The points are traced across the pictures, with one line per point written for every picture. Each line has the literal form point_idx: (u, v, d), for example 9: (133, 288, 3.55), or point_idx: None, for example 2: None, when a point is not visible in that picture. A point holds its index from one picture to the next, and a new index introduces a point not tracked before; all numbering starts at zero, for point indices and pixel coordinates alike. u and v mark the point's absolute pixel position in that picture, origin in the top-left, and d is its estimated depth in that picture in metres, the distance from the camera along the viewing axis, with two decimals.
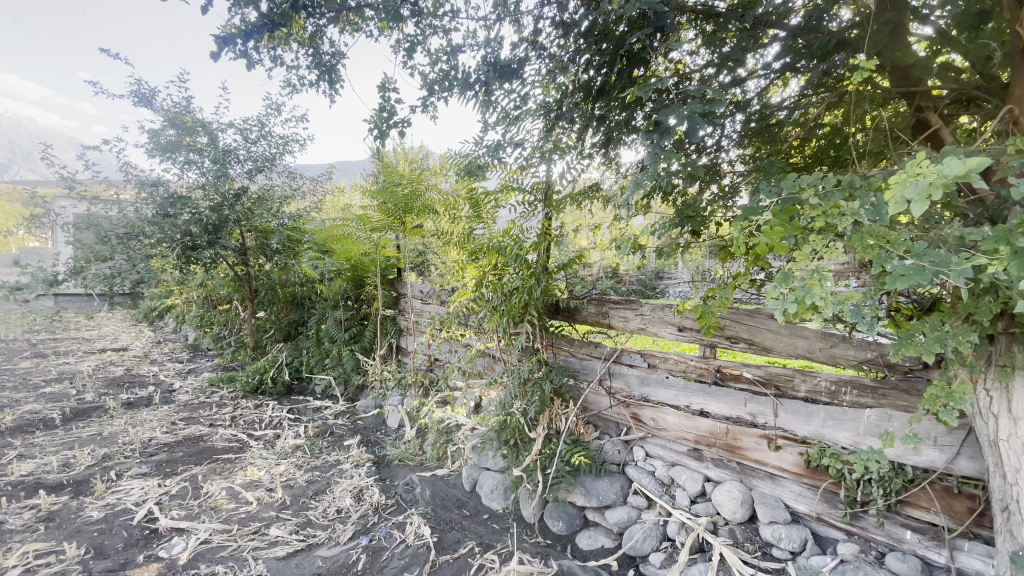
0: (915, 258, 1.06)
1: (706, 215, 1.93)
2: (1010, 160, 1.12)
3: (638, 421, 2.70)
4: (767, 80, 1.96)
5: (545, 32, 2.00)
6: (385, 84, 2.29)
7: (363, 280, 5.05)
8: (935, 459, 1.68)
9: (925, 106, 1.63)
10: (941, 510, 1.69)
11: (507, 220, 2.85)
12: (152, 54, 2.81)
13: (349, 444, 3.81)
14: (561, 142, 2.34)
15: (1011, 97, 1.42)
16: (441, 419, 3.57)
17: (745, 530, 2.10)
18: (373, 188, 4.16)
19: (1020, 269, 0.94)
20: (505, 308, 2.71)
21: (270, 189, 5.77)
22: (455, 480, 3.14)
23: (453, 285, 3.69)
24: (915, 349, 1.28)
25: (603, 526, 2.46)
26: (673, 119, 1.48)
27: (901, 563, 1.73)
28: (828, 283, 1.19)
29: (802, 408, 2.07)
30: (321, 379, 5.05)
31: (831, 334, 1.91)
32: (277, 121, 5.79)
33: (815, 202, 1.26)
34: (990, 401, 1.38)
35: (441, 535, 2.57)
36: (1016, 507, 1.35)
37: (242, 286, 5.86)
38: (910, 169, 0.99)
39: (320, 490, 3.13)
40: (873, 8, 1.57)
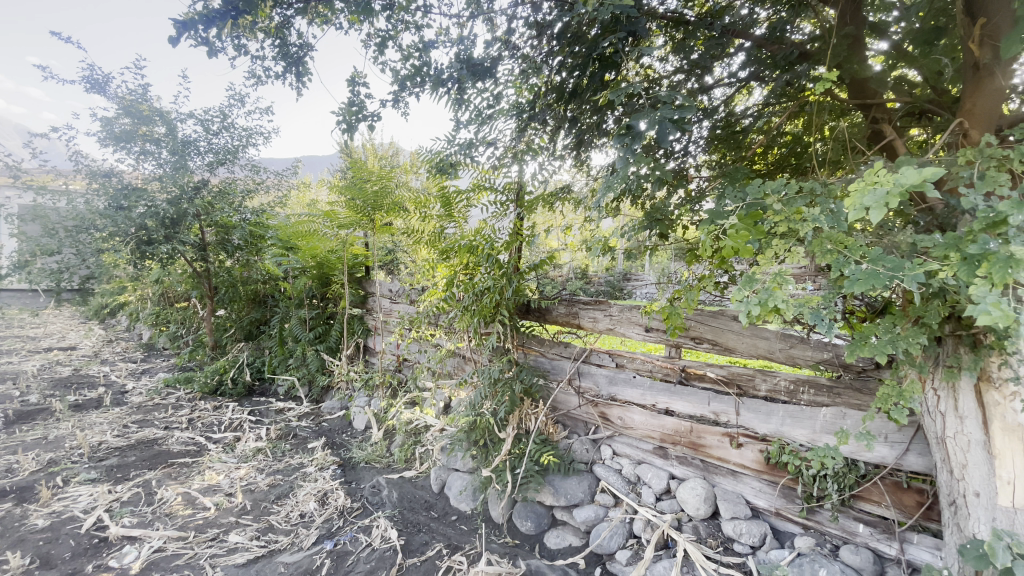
0: (871, 262, 1.11)
1: (674, 218, 1.97)
2: (959, 171, 1.18)
3: (606, 420, 2.73)
4: (732, 89, 2.02)
5: (518, 32, 1.97)
6: (354, 79, 2.27)
7: (330, 278, 4.95)
8: (885, 455, 1.77)
9: (881, 118, 1.72)
10: (891, 504, 1.77)
11: (478, 220, 2.84)
12: (106, 37, 2.67)
13: (313, 447, 3.72)
14: (533, 143, 2.39)
15: (962, 112, 1.51)
16: (409, 420, 3.53)
17: (708, 526, 2.16)
18: (341, 184, 4.08)
19: (968, 274, 1.00)
20: (476, 308, 2.71)
21: (232, 183, 5.57)
22: (422, 482, 3.11)
23: (423, 284, 3.65)
24: (869, 350, 1.34)
25: (571, 525, 2.48)
26: (644, 124, 1.51)
27: (854, 556, 1.80)
28: (789, 286, 1.23)
29: (762, 407, 2.14)
30: (285, 379, 4.90)
31: (790, 335, 1.98)
32: (240, 112, 5.61)
33: (778, 208, 1.30)
34: (938, 400, 1.46)
35: (409, 538, 2.54)
36: (963, 501, 1.43)
37: (201, 283, 5.63)
38: (868, 177, 1.03)
39: (283, 495, 3.04)
40: (835, 20, 1.65)
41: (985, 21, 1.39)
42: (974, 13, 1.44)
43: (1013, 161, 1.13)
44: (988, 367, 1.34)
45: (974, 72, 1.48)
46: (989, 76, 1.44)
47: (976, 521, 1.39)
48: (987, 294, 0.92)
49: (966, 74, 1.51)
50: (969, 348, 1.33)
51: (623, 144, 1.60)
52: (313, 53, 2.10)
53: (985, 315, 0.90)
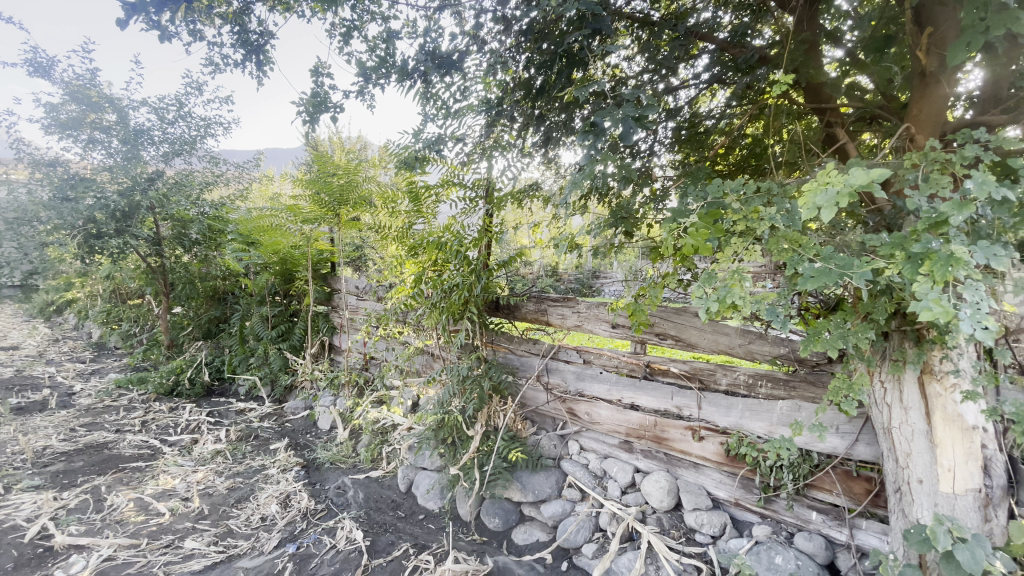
0: (823, 261, 1.15)
1: (638, 216, 2.00)
2: (906, 173, 1.24)
3: (573, 415, 2.75)
4: (698, 91, 2.07)
5: (486, 26, 1.90)
6: (318, 69, 2.12)
7: (293, 274, 4.83)
8: (837, 446, 1.86)
9: (834, 122, 1.79)
10: (842, 492, 1.86)
11: (447, 216, 2.82)
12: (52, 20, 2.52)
13: (275, 448, 3.61)
14: (502, 139, 2.39)
15: (909, 118, 1.59)
16: (376, 419, 3.47)
17: (671, 517, 2.21)
18: (305, 177, 3.97)
19: (912, 271, 1.04)
20: (444, 305, 2.68)
21: (189, 175, 5.37)
22: (389, 481, 3.06)
23: (391, 281, 3.58)
24: (822, 345, 1.39)
25: (538, 520, 2.50)
26: (608, 122, 1.55)
27: (808, 543, 1.88)
28: (747, 283, 1.27)
29: (723, 401, 2.20)
30: (245, 379, 4.73)
31: (749, 331, 2.04)
32: (197, 101, 5.42)
33: (737, 207, 1.33)
34: (885, 392, 1.53)
35: (374, 538, 2.50)
36: (907, 488, 1.51)
37: (155, 279, 5.36)
38: (820, 178, 1.07)
39: (243, 498, 2.94)
40: (794, 25, 1.71)
41: (932, 31, 1.46)
42: (922, 23, 1.51)
43: (954, 164, 1.19)
44: (930, 360, 1.42)
45: (920, 79, 1.55)
46: (935, 82, 1.52)
47: (919, 506, 1.47)
48: (929, 291, 0.97)
49: (913, 81, 1.59)
50: (913, 343, 1.40)
51: (587, 142, 1.63)
52: (275, 41, 2.04)
53: (927, 311, 0.96)
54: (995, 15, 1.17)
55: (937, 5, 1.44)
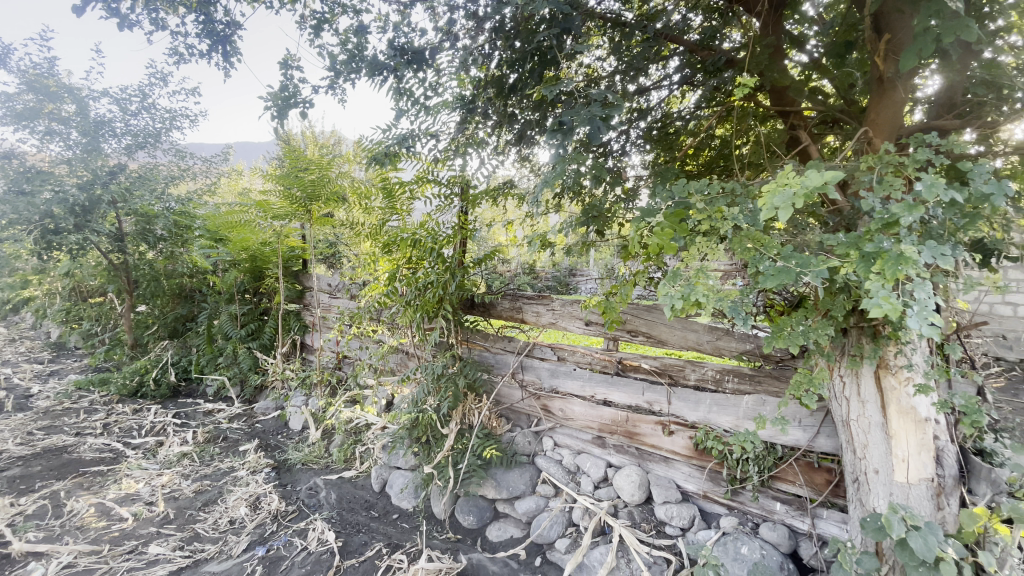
0: (784, 259, 1.19)
1: (610, 215, 2.03)
2: (862, 175, 1.29)
3: (547, 412, 2.76)
4: (669, 91, 2.10)
5: (460, 23, 1.87)
6: (288, 62, 2.04)
7: (263, 272, 4.73)
8: (799, 438, 1.92)
9: (798, 125, 1.85)
10: (804, 483, 1.92)
11: (422, 213, 2.81)
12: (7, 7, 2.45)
13: (245, 449, 3.53)
14: (477, 136, 2.32)
15: (867, 122, 1.65)
16: (349, 419, 3.42)
17: (642, 511, 2.24)
18: (276, 172, 3.88)
19: (865, 270, 1.09)
20: (419, 303, 2.67)
21: (154, 168, 5.19)
22: (363, 481, 3.02)
23: (364, 279, 3.54)
24: (784, 341, 1.44)
25: (512, 517, 2.51)
26: (576, 121, 1.57)
27: (772, 532, 1.94)
28: (710, 280, 1.31)
29: (692, 395, 2.25)
30: (213, 379, 4.59)
31: (717, 327, 2.10)
32: (162, 92, 5.27)
33: (701, 207, 1.36)
34: (844, 386, 1.59)
35: (347, 539, 2.47)
36: (864, 479, 1.57)
37: (117, 276, 5.04)
38: (779, 179, 1.10)
39: (211, 501, 2.87)
40: (758, 30, 1.78)
41: (889, 37, 1.51)
42: (881, 29, 1.56)
43: (907, 167, 1.24)
44: (886, 355, 1.48)
45: (878, 85, 1.62)
46: (891, 88, 1.58)
47: (876, 496, 1.53)
48: (880, 288, 1.02)
49: (872, 86, 1.65)
50: (870, 339, 1.46)
51: (556, 141, 1.65)
52: (241, 31, 1.97)
53: (877, 307, 1.00)
54: (945, 24, 1.23)
55: (894, 13, 1.49)
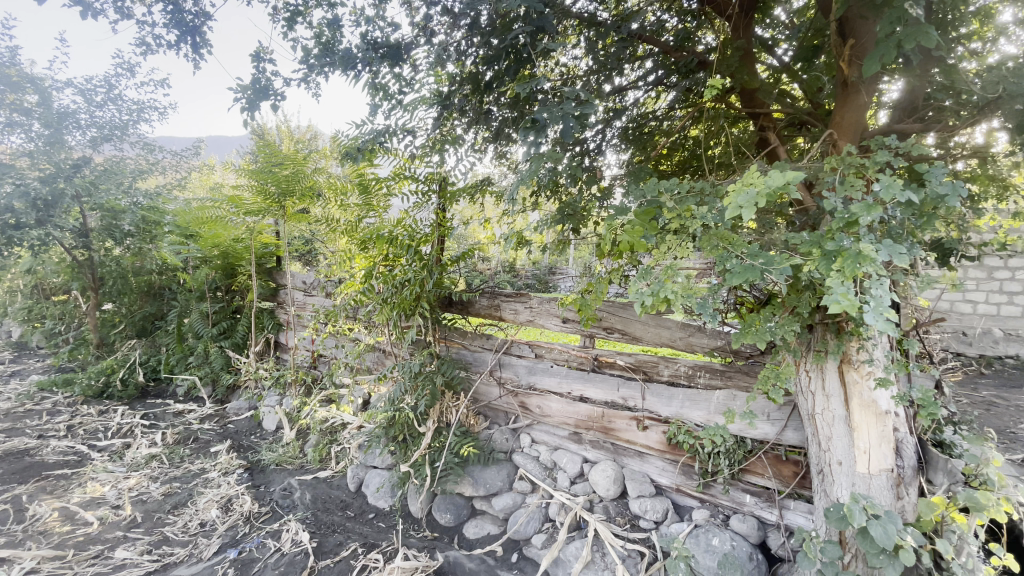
0: (750, 257, 1.22)
1: (585, 212, 2.05)
2: (826, 176, 1.32)
3: (525, 409, 2.77)
4: (644, 92, 2.13)
5: (436, 18, 1.86)
6: (260, 54, 1.96)
7: (236, 269, 4.62)
8: (767, 432, 1.97)
9: (767, 127, 1.89)
10: (773, 475, 1.97)
11: (399, 210, 2.80)
12: None
13: (216, 451, 3.45)
14: (454, 134, 2.36)
15: (833, 125, 1.70)
16: (324, 419, 3.37)
17: (617, 505, 2.28)
18: (249, 167, 3.79)
19: (827, 268, 1.13)
20: (395, 301, 2.64)
21: (121, 162, 5.02)
22: (338, 481, 2.98)
23: (340, 276, 3.49)
24: (752, 337, 1.48)
25: (489, 514, 2.51)
26: (549, 118, 1.58)
27: (742, 524, 1.99)
28: (678, 278, 1.35)
29: (665, 391, 2.29)
30: (184, 379, 4.47)
31: (690, 324, 2.13)
32: (129, 83, 5.05)
33: (671, 206, 1.39)
34: (810, 380, 1.64)
35: (322, 539, 2.44)
36: (829, 470, 1.61)
37: (82, 274, 4.79)
38: (744, 179, 1.13)
39: (180, 504, 2.80)
40: (730, 32, 1.82)
41: (853, 42, 1.56)
42: (845, 35, 1.61)
43: (868, 168, 1.28)
44: (849, 350, 1.53)
45: (843, 89, 1.67)
46: (855, 92, 1.64)
47: (839, 486, 1.58)
48: (839, 285, 1.06)
49: (837, 90, 1.70)
50: (834, 334, 1.50)
51: (530, 139, 1.65)
52: (212, 23, 1.93)
53: (836, 304, 1.04)
54: (905, 30, 1.27)
55: (858, 19, 1.54)
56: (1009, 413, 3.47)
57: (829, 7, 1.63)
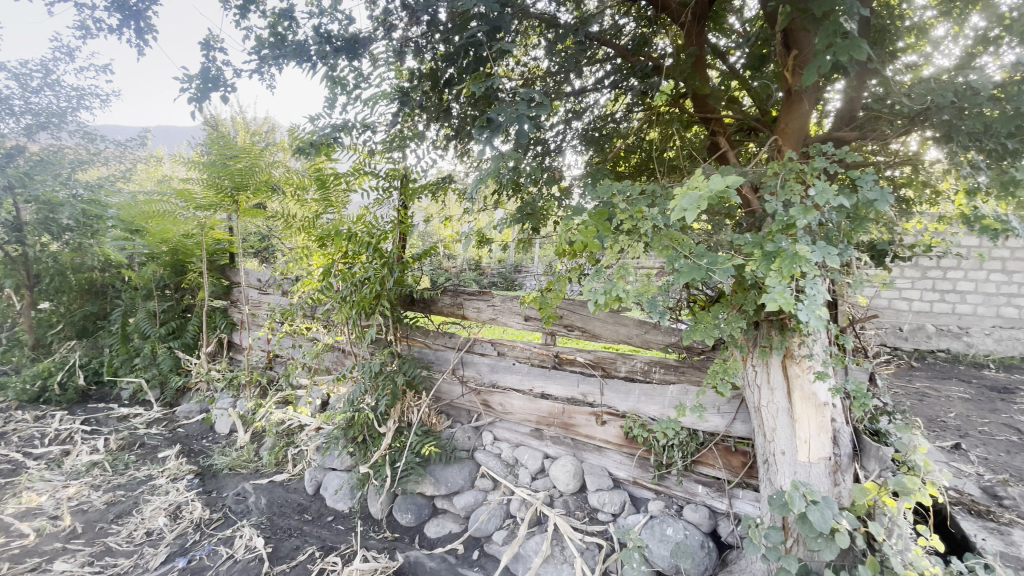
0: (695, 258, 1.29)
1: (544, 211, 2.09)
2: (768, 180, 1.39)
3: (487, 407, 2.78)
4: (603, 95, 2.18)
5: (396, 13, 1.83)
6: (210, 42, 1.84)
7: (186, 266, 4.41)
8: (717, 424, 2.06)
9: (718, 132, 1.97)
10: (723, 466, 2.06)
11: (359, 207, 2.75)
12: None
13: (164, 456, 3.30)
14: (416, 130, 2.32)
15: (778, 131, 1.79)
16: (281, 420, 3.27)
17: (577, 499, 2.32)
18: (200, 159, 3.64)
19: (766, 267, 1.20)
20: (354, 299, 2.58)
21: (59, 151, 4.72)
22: (296, 485, 2.90)
23: (296, 274, 3.40)
24: (702, 334, 1.53)
25: (450, 512, 2.50)
26: (503, 118, 1.60)
27: (694, 513, 2.07)
28: (630, 278, 1.42)
29: (622, 386, 2.35)
30: (128, 382, 4.24)
31: (646, 321, 2.20)
32: (68, 68, 4.75)
33: (624, 207, 1.43)
34: (756, 374, 1.72)
35: (277, 544, 2.38)
36: (773, 459, 1.69)
37: (14, 271, 4.41)
38: (689, 183, 1.19)
39: (124, 512, 2.66)
40: (684, 39, 1.88)
41: (796, 53, 1.65)
42: (790, 45, 1.70)
43: (806, 174, 1.35)
44: (792, 345, 1.61)
45: (787, 97, 1.76)
46: (798, 101, 1.72)
47: (782, 475, 1.66)
48: (777, 284, 1.14)
49: (783, 98, 1.79)
50: (778, 330, 1.58)
51: (484, 138, 1.67)
52: (157, 8, 1.84)
53: (773, 302, 1.12)
54: (842, 42, 1.34)
55: (800, 31, 1.62)
56: (939, 403, 3.75)
57: (774, 19, 1.71)
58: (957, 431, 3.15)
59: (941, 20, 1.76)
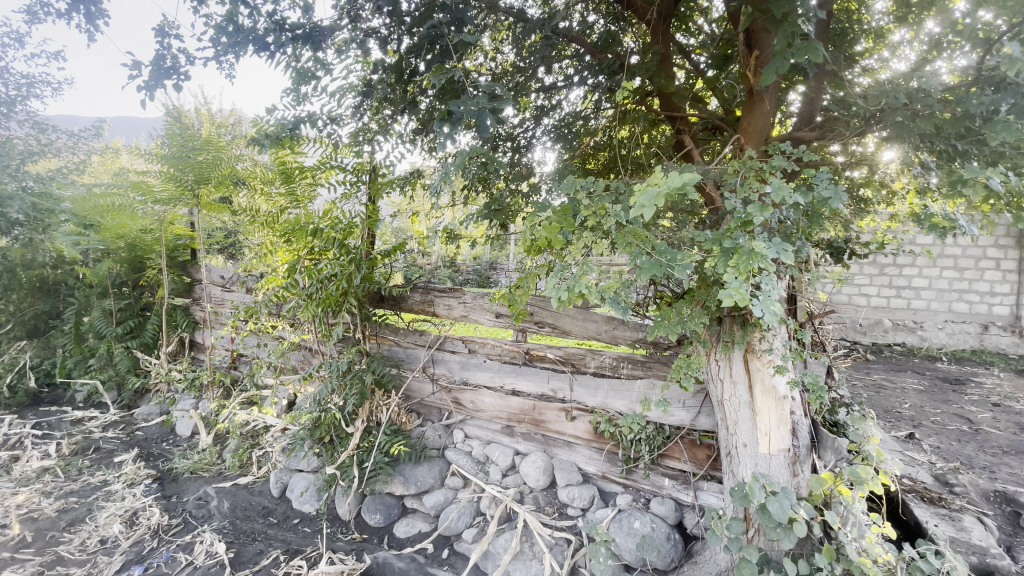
0: (657, 254, 1.31)
1: (512, 208, 2.09)
2: (730, 178, 1.42)
3: (458, 405, 2.75)
4: (573, 92, 2.18)
5: (362, 3, 1.79)
6: (164, 28, 1.74)
7: (144, 262, 4.24)
8: (683, 418, 2.10)
9: (684, 130, 1.99)
10: (688, 459, 2.09)
11: (326, 201, 2.69)
12: None
13: (121, 460, 3.16)
14: (387, 124, 2.28)
15: (740, 130, 1.81)
16: (245, 421, 3.18)
17: (546, 495, 2.33)
18: (160, 151, 3.50)
19: (724, 264, 1.23)
20: (321, 297, 2.52)
21: (6, 141, 4.47)
22: (260, 487, 2.82)
23: (261, 270, 3.30)
24: (665, 329, 1.56)
25: (420, 512, 2.47)
26: (463, 111, 1.57)
27: (661, 506, 2.10)
28: (592, 274, 1.42)
29: (591, 382, 2.36)
30: (83, 384, 4.04)
31: (614, 318, 2.22)
32: (17, 55, 4.48)
33: (588, 203, 1.44)
34: (718, 368, 1.75)
35: (240, 549, 2.31)
36: (735, 452, 1.73)
37: None
38: (649, 180, 1.20)
39: (77, 520, 2.54)
40: (650, 36, 1.89)
41: (758, 53, 1.68)
42: (751, 45, 1.73)
43: (765, 172, 1.38)
44: (752, 340, 1.65)
45: (749, 97, 1.79)
46: (759, 100, 1.76)
47: (743, 466, 1.70)
48: (734, 280, 1.16)
49: (745, 98, 1.82)
50: (740, 326, 1.61)
51: (445, 131, 1.64)
52: None
53: (730, 297, 1.14)
54: (800, 43, 1.37)
55: (761, 31, 1.65)
56: (895, 394, 3.91)
57: (737, 18, 1.74)
58: (911, 421, 3.29)
59: (897, 26, 1.83)
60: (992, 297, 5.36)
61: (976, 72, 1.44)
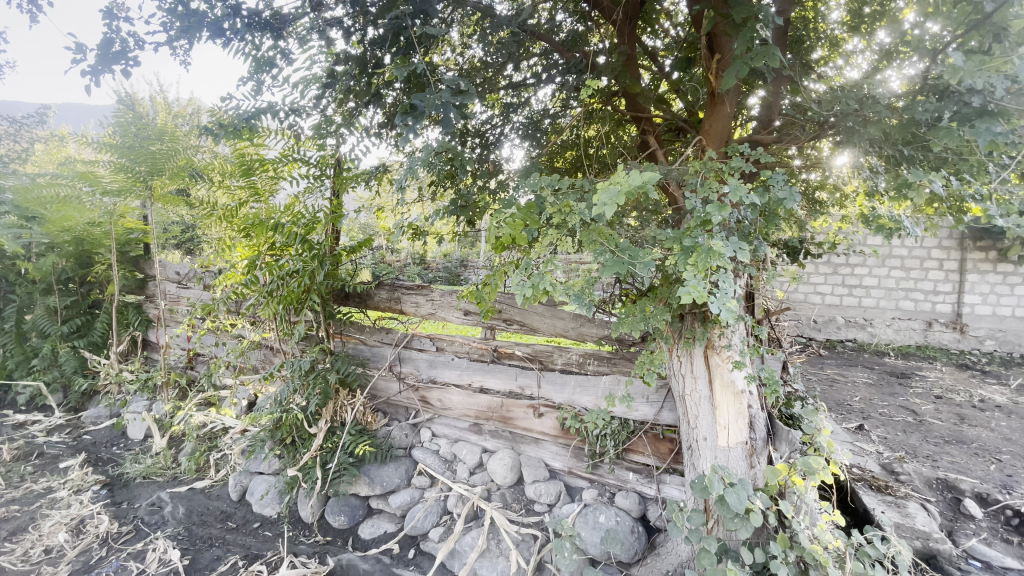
0: (619, 251, 1.34)
1: (478, 206, 2.09)
2: (691, 178, 1.45)
3: (425, 403, 2.72)
4: (543, 90, 2.19)
5: None
6: (112, 11, 1.64)
7: (93, 256, 4.02)
8: (647, 413, 2.14)
9: (648, 130, 2.02)
10: (652, 453, 2.14)
11: (288, 195, 2.62)
12: None
13: (66, 466, 2.99)
14: (352, 116, 2.23)
15: (702, 131, 1.86)
16: (202, 423, 3.06)
17: (514, 492, 2.33)
18: (109, 139, 3.32)
19: (683, 262, 1.26)
20: (281, 294, 2.45)
21: None
22: (218, 491, 2.72)
23: (220, 266, 3.19)
24: (628, 326, 1.59)
25: (386, 512, 2.43)
26: (426, 105, 1.54)
27: (625, 500, 2.13)
28: (556, 271, 1.44)
29: (558, 378, 2.38)
30: (25, 386, 3.81)
31: (581, 315, 2.24)
32: None
33: (553, 200, 1.45)
34: (680, 364, 1.79)
35: (196, 556, 2.23)
36: (696, 445, 1.77)
37: None
38: (611, 178, 1.22)
39: (19, 529, 2.40)
40: (616, 36, 1.91)
41: (719, 57, 1.72)
42: (713, 49, 1.77)
43: (724, 172, 1.42)
44: (712, 337, 1.69)
45: (711, 99, 1.83)
46: (721, 103, 1.80)
47: (703, 459, 1.74)
48: (693, 277, 1.20)
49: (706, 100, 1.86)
50: (701, 322, 1.66)
51: (408, 124, 1.60)
52: None
53: (688, 295, 1.18)
54: (758, 49, 1.41)
55: (722, 36, 1.70)
56: (847, 388, 4.09)
57: (699, 22, 1.78)
58: (861, 414, 3.46)
59: (850, 35, 1.92)
60: (936, 296, 5.67)
61: (923, 81, 1.51)
